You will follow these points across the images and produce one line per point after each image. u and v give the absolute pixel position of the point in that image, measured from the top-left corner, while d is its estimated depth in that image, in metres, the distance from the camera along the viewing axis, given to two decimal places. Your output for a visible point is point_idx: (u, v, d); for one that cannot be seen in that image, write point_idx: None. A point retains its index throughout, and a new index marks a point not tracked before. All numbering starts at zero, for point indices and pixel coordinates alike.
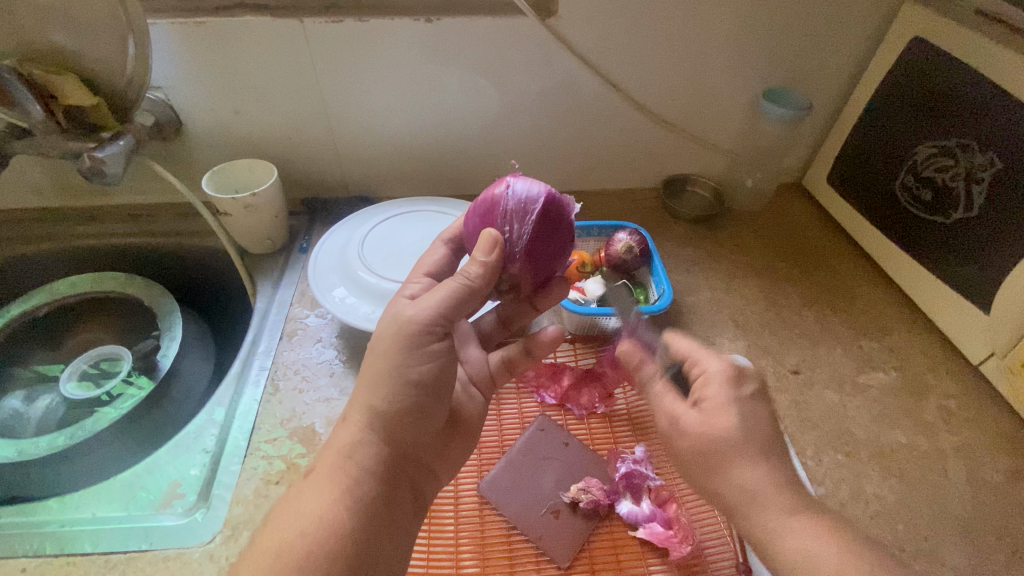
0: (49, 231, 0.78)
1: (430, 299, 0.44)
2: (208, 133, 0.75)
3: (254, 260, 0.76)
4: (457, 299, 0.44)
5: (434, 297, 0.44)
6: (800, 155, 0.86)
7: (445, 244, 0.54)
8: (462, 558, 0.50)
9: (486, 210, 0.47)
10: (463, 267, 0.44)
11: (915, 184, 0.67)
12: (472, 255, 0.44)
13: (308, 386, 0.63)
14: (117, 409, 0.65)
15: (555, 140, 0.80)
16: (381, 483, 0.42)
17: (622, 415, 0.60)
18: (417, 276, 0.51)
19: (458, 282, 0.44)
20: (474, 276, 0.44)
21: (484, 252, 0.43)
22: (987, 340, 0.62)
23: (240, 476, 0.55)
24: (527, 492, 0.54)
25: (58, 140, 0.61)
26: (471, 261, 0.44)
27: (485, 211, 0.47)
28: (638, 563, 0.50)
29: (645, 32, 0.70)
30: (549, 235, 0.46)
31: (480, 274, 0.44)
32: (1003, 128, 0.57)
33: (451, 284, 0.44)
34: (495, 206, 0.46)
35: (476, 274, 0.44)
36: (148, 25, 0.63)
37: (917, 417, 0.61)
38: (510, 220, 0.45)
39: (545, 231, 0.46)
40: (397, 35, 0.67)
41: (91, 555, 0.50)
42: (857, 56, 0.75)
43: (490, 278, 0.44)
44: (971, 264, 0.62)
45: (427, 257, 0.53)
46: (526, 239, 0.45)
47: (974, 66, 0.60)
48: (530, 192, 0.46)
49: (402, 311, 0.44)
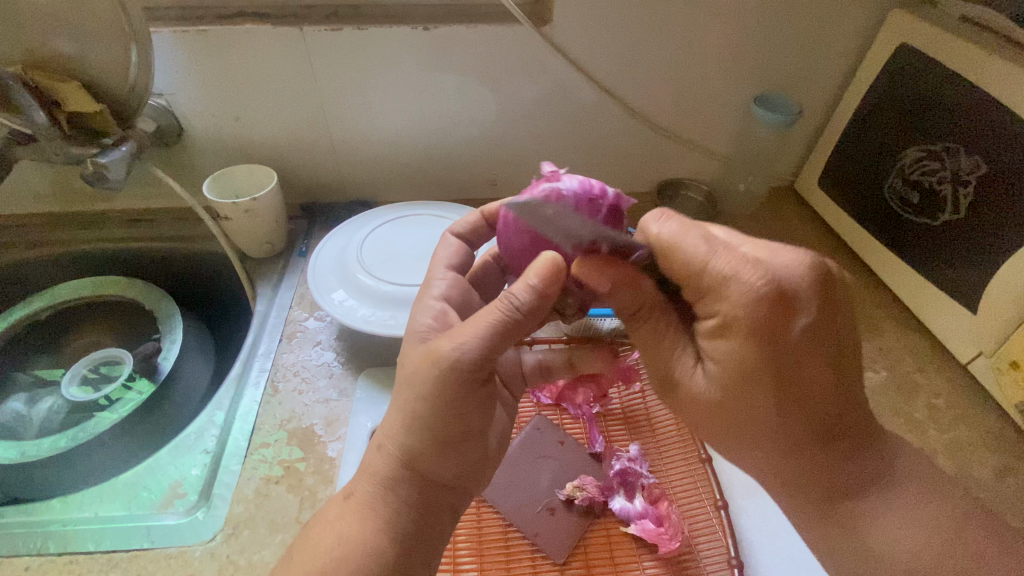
0: (49, 237, 0.79)
1: (471, 330, 0.41)
2: (208, 138, 0.76)
3: (254, 264, 0.77)
4: (498, 330, 0.42)
5: (478, 330, 0.41)
6: (791, 159, 0.87)
7: (455, 236, 0.57)
8: (460, 555, 0.51)
9: (540, 209, 0.44)
10: (515, 288, 0.41)
11: (903, 187, 0.68)
12: (523, 276, 0.42)
13: (307, 387, 0.63)
14: (119, 411, 0.66)
15: (550, 145, 0.81)
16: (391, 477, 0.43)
17: (616, 414, 0.61)
18: (442, 273, 0.53)
19: (505, 309, 0.41)
20: (521, 303, 0.41)
21: (542, 275, 0.41)
22: (974, 341, 0.63)
23: (241, 476, 0.56)
24: (522, 489, 0.55)
25: (62, 146, 0.62)
26: (520, 284, 0.41)
27: (539, 213, 0.44)
28: (631, 560, 0.51)
29: (638, 41, 0.71)
30: None
31: (530, 300, 0.41)
32: (988, 132, 0.59)
33: (498, 312, 0.42)
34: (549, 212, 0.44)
35: (524, 302, 0.41)
36: (151, 33, 0.65)
37: (905, 415, 0.62)
38: None
39: None
40: (394, 43, 0.69)
41: (93, 554, 0.51)
42: (846, 61, 0.76)
43: (540, 300, 0.42)
44: (958, 266, 0.63)
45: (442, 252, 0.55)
46: None
47: (959, 72, 0.61)
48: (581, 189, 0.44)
49: (442, 347, 0.41)
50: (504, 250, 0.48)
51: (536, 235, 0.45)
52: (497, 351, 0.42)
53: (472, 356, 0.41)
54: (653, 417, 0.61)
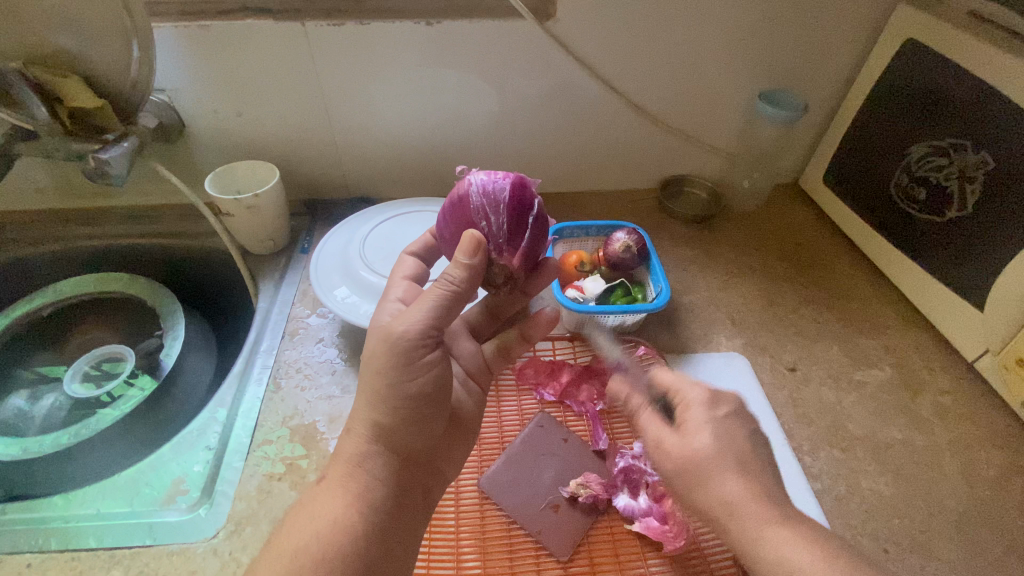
0: (51, 234, 0.79)
1: (418, 309, 0.44)
2: (210, 135, 0.76)
3: (257, 261, 0.77)
4: (442, 305, 0.44)
5: (422, 308, 0.44)
6: (796, 156, 0.87)
7: (411, 254, 0.56)
8: (463, 553, 0.50)
9: (455, 206, 0.46)
10: (445, 269, 0.43)
11: (909, 183, 0.68)
12: (453, 257, 0.43)
13: (310, 384, 0.63)
14: (121, 407, 0.66)
15: (554, 141, 0.81)
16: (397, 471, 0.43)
17: (620, 411, 0.61)
18: (399, 281, 0.52)
19: (444, 289, 0.44)
20: (457, 280, 0.43)
21: (467, 254, 0.43)
22: (981, 338, 0.63)
23: (243, 473, 0.56)
24: (526, 486, 0.55)
25: (61, 141, 0.62)
26: (452, 264, 0.43)
27: (455, 208, 0.46)
28: (636, 557, 0.51)
29: (642, 36, 0.71)
30: (525, 219, 0.45)
31: (463, 277, 0.43)
32: (994, 127, 0.58)
33: (437, 290, 0.44)
34: (465, 204, 0.45)
35: (458, 278, 0.43)
36: (153, 29, 0.64)
37: (912, 413, 0.62)
38: (483, 213, 0.45)
39: (524, 223, 0.45)
40: (396, 39, 0.68)
41: (95, 551, 0.50)
42: (852, 56, 0.76)
43: (472, 278, 0.44)
44: (964, 262, 0.63)
45: (399, 268, 0.54)
46: (504, 229, 0.45)
47: (966, 67, 0.61)
48: (491, 178, 0.45)
49: (390, 326, 0.44)
50: (443, 245, 0.50)
51: (461, 226, 0.47)
52: (443, 323, 0.45)
53: (421, 329, 0.43)
54: None
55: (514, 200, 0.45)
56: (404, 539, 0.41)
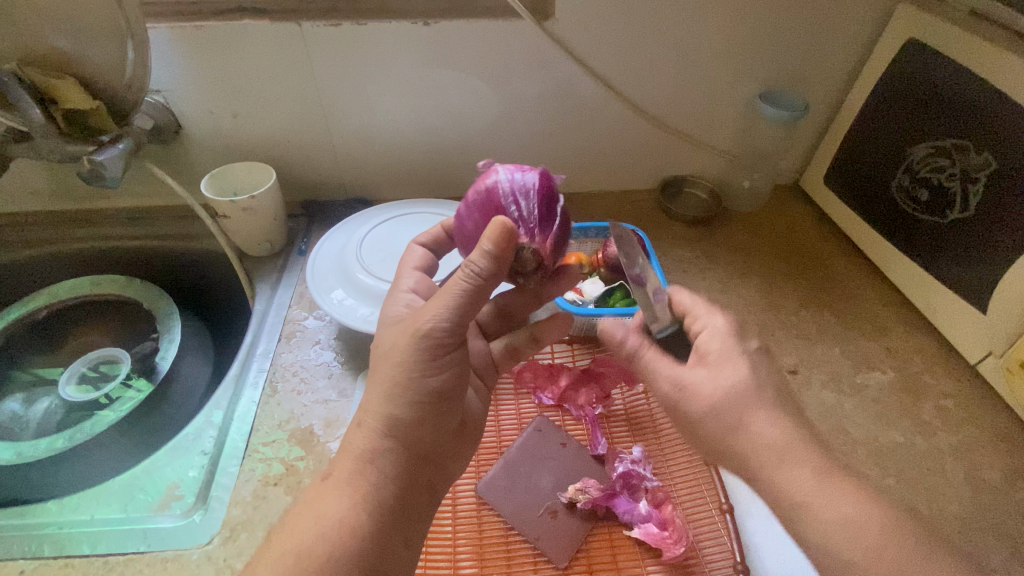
0: (46, 236, 0.78)
1: (442, 303, 0.43)
2: (206, 136, 0.75)
3: (253, 262, 0.77)
4: (467, 298, 0.42)
5: (446, 300, 0.42)
6: (796, 156, 0.86)
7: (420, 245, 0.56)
8: (460, 559, 0.50)
9: (476, 196, 0.45)
10: (470, 259, 0.40)
11: (911, 185, 0.67)
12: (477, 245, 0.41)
13: (306, 387, 0.63)
14: (117, 411, 0.66)
15: (553, 142, 0.80)
16: (393, 478, 0.42)
17: (619, 415, 0.60)
18: (409, 272, 0.52)
19: (471, 284, 0.42)
20: (483, 270, 0.41)
21: (492, 240, 0.40)
22: (984, 340, 0.62)
23: (239, 478, 0.55)
24: (525, 492, 0.54)
25: (58, 143, 0.62)
26: (476, 252, 0.41)
27: (479, 199, 0.45)
28: (635, 564, 0.50)
29: (641, 36, 0.70)
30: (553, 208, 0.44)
31: (489, 267, 0.41)
32: (998, 128, 0.57)
33: (462, 281, 0.42)
34: (493, 195, 0.44)
35: (484, 269, 0.41)
36: (148, 30, 0.64)
37: (913, 416, 0.61)
38: (512, 201, 0.44)
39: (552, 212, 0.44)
40: (393, 39, 0.68)
41: (89, 557, 0.50)
42: (854, 56, 0.75)
43: (498, 269, 0.41)
44: (967, 265, 0.62)
45: (408, 257, 0.54)
46: (534, 215, 0.43)
47: (968, 67, 0.60)
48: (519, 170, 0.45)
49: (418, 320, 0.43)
50: (460, 243, 0.48)
51: (486, 218, 0.45)
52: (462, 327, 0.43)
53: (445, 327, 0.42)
54: (657, 418, 0.60)
55: (543, 188, 0.44)
56: (400, 548, 0.41)
